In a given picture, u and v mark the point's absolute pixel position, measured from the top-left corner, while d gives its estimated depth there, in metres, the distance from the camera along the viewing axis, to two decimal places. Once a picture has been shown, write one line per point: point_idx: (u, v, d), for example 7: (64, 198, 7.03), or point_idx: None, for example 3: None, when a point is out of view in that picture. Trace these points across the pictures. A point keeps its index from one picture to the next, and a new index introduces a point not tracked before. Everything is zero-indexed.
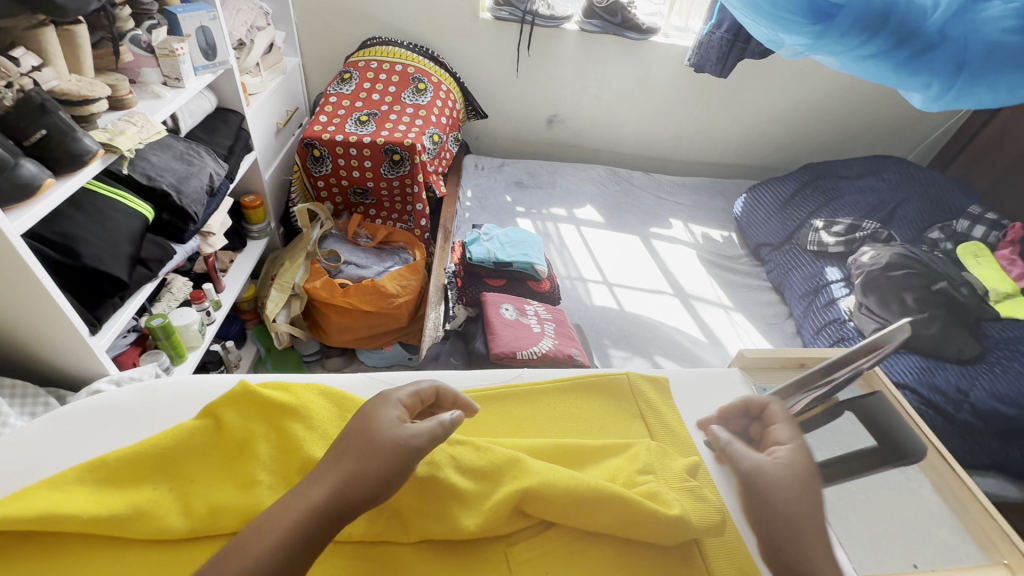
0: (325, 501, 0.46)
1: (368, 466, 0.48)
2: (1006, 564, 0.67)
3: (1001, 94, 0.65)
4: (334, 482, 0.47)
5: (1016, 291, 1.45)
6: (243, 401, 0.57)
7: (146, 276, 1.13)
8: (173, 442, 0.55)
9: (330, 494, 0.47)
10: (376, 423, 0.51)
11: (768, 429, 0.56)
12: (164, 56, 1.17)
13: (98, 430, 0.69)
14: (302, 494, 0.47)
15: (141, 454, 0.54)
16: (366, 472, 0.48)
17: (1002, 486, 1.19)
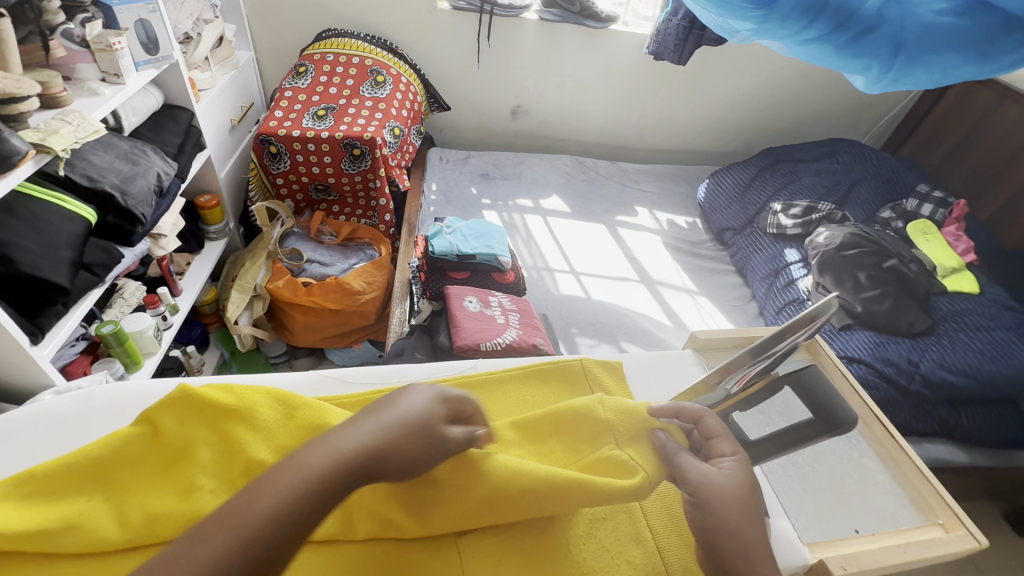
0: (358, 456, 0.43)
1: (406, 449, 0.46)
2: (941, 524, 0.69)
3: (936, 75, 0.69)
4: (373, 444, 0.44)
5: (961, 265, 1.58)
6: (182, 405, 0.56)
7: (93, 281, 1.09)
8: (110, 452, 0.53)
9: (362, 451, 0.44)
10: (424, 408, 0.49)
11: (711, 441, 0.58)
12: (101, 51, 1.11)
13: (31, 441, 0.66)
14: (340, 449, 0.43)
15: (78, 466, 0.52)
16: (402, 451, 0.46)
17: (950, 451, 1.35)
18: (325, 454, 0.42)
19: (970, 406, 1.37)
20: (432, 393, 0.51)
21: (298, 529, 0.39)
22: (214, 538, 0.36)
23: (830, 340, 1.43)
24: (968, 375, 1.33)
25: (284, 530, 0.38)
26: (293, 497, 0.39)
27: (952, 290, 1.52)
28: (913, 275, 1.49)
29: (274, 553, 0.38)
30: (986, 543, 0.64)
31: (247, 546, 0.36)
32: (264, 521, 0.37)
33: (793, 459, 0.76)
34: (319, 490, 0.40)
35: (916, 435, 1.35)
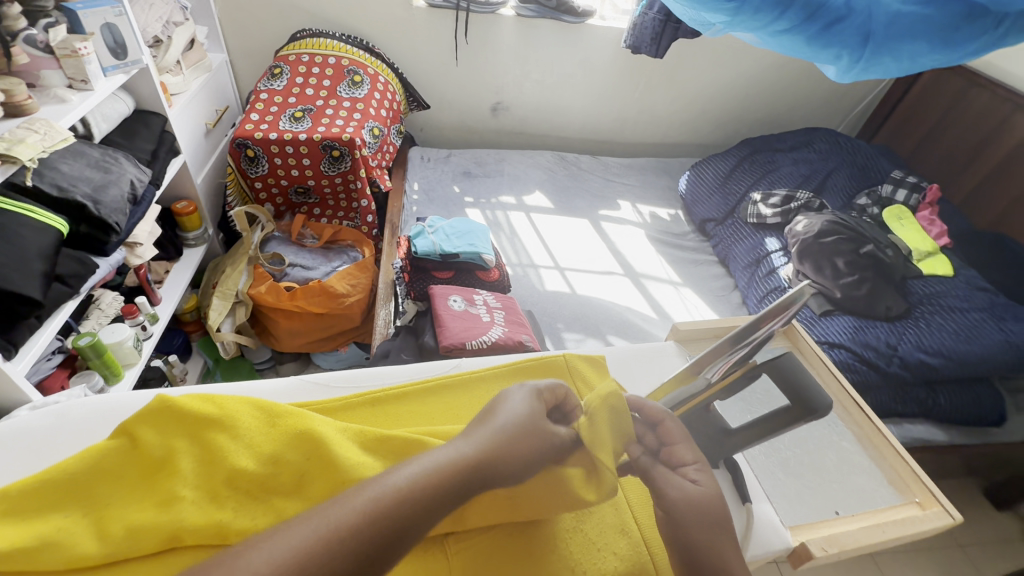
0: (480, 457, 0.44)
1: (519, 458, 0.47)
2: (917, 501, 0.72)
3: (904, 63, 0.70)
4: (491, 446, 0.46)
5: (935, 248, 1.62)
6: (161, 416, 0.55)
7: (66, 293, 1.06)
8: (87, 465, 0.53)
9: (482, 452, 0.45)
10: (528, 410, 0.51)
11: (673, 449, 0.53)
12: (66, 56, 1.09)
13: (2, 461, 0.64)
14: (461, 452, 0.44)
15: (53, 483, 0.52)
16: (521, 452, 0.47)
17: (930, 431, 1.38)
18: (449, 453, 0.44)
19: (946, 386, 1.40)
20: (539, 403, 0.54)
21: (423, 515, 0.39)
22: (346, 507, 0.37)
23: (811, 326, 1.46)
24: (944, 357, 1.36)
25: (412, 503, 0.39)
26: (421, 483, 0.40)
27: (928, 273, 1.56)
28: (889, 259, 1.52)
29: (402, 532, 0.38)
30: (960, 519, 0.66)
31: (379, 519, 0.37)
32: (392, 500, 0.38)
33: (775, 445, 0.78)
34: (445, 480, 0.41)
35: (896, 416, 1.38)
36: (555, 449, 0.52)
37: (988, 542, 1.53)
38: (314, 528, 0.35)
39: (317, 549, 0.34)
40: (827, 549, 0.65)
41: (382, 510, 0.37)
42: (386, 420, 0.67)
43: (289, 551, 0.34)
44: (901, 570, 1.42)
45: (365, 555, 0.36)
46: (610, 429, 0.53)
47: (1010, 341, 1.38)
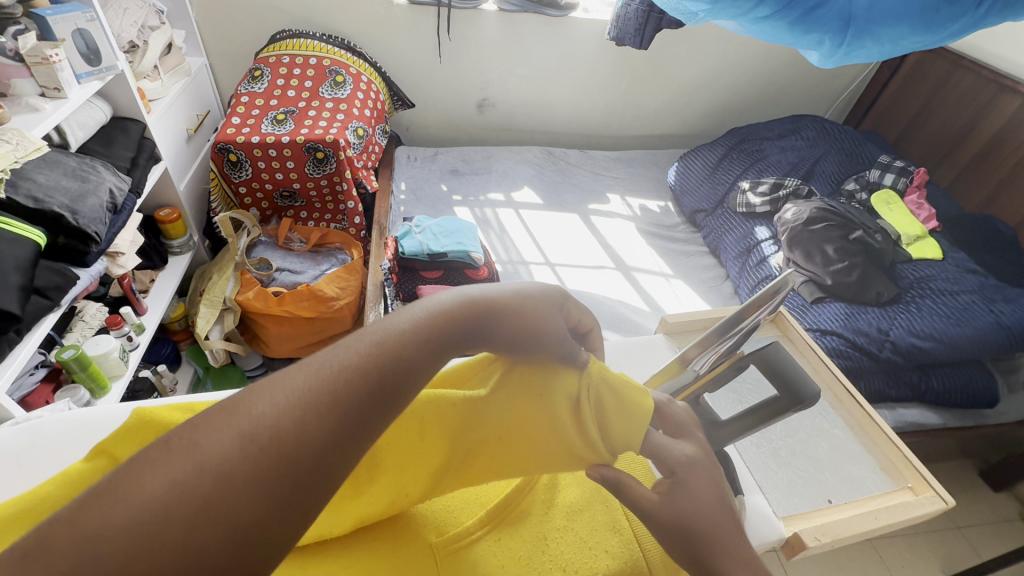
0: (475, 308, 0.45)
1: (514, 324, 0.48)
2: (910, 487, 0.71)
3: (885, 47, 0.70)
4: (488, 301, 0.47)
5: (924, 232, 1.62)
6: (141, 433, 0.48)
7: (46, 306, 1.04)
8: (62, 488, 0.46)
9: (478, 303, 0.46)
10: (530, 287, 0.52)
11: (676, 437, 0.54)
12: (37, 64, 1.06)
13: None
14: (460, 297, 0.45)
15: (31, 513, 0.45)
16: (519, 317, 0.48)
17: (923, 415, 1.38)
18: (449, 297, 0.45)
19: (940, 369, 1.40)
20: (548, 291, 0.53)
21: (428, 354, 0.40)
22: (345, 351, 0.35)
23: (802, 314, 1.45)
24: (936, 340, 1.36)
25: (415, 342, 0.39)
26: (419, 326, 0.40)
27: (917, 257, 1.56)
28: (878, 245, 1.52)
29: (407, 371, 0.37)
30: (953, 503, 0.66)
31: (386, 359, 0.36)
32: (396, 344, 0.38)
33: (766, 435, 0.77)
34: (440, 324, 0.42)
35: (890, 400, 1.38)
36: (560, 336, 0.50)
37: (984, 523, 1.54)
38: (325, 369, 0.33)
39: (330, 382, 0.32)
40: (820, 539, 0.63)
41: (386, 351, 0.37)
42: None
43: (303, 392, 0.31)
44: (898, 553, 1.42)
45: (380, 390, 0.35)
46: (620, 426, 0.50)
47: (1001, 322, 1.38)
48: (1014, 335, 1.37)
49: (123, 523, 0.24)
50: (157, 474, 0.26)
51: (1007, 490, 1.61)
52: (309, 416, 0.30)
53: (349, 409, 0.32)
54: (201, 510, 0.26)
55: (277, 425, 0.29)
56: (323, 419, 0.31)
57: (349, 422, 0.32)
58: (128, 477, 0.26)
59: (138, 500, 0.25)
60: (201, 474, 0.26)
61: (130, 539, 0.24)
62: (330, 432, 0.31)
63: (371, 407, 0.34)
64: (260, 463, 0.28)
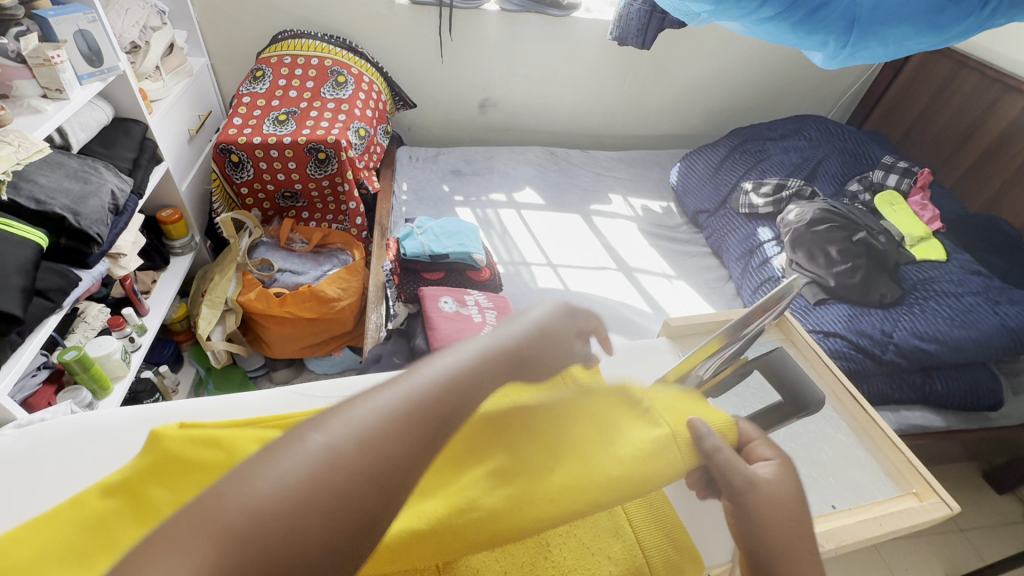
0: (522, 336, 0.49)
1: (554, 352, 0.52)
2: (914, 492, 0.72)
3: (891, 48, 0.70)
4: (530, 330, 0.50)
5: (928, 233, 1.61)
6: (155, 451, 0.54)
7: (49, 307, 1.04)
8: (75, 517, 0.50)
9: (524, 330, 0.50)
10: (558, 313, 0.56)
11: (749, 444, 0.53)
12: (39, 65, 1.06)
13: None
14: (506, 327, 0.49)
15: (49, 546, 0.47)
16: (551, 343, 0.52)
17: (927, 417, 1.38)
18: (494, 333, 0.48)
19: (943, 371, 1.39)
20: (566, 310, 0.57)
21: (488, 379, 0.43)
22: (424, 374, 0.39)
23: (805, 316, 1.45)
24: (940, 342, 1.36)
25: (480, 369, 0.42)
26: (482, 353, 0.44)
27: (920, 259, 1.55)
28: (882, 246, 1.51)
29: (472, 396, 0.41)
30: (958, 509, 0.66)
31: (454, 385, 0.39)
32: (461, 371, 0.41)
33: None
34: (495, 352, 0.45)
35: (893, 402, 1.37)
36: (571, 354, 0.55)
37: (988, 526, 1.53)
38: (405, 389, 0.37)
39: (414, 401, 0.36)
40: (824, 545, 0.60)
41: (458, 376, 0.40)
42: None
43: (391, 408, 0.35)
44: (902, 556, 1.42)
45: (452, 412, 0.38)
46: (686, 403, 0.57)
47: (1005, 324, 1.37)
48: (1019, 338, 1.37)
49: (261, 505, 0.29)
50: (278, 470, 0.31)
51: (1010, 493, 1.61)
52: (395, 428, 0.34)
53: (426, 426, 0.36)
54: (315, 497, 0.30)
55: (373, 435, 0.33)
56: (407, 432, 0.35)
57: (426, 437, 0.36)
58: (252, 473, 0.31)
59: (266, 487, 0.30)
60: (314, 472, 0.30)
61: (259, 518, 0.29)
62: (412, 442, 0.35)
63: (445, 426, 0.37)
64: (363, 462, 0.32)
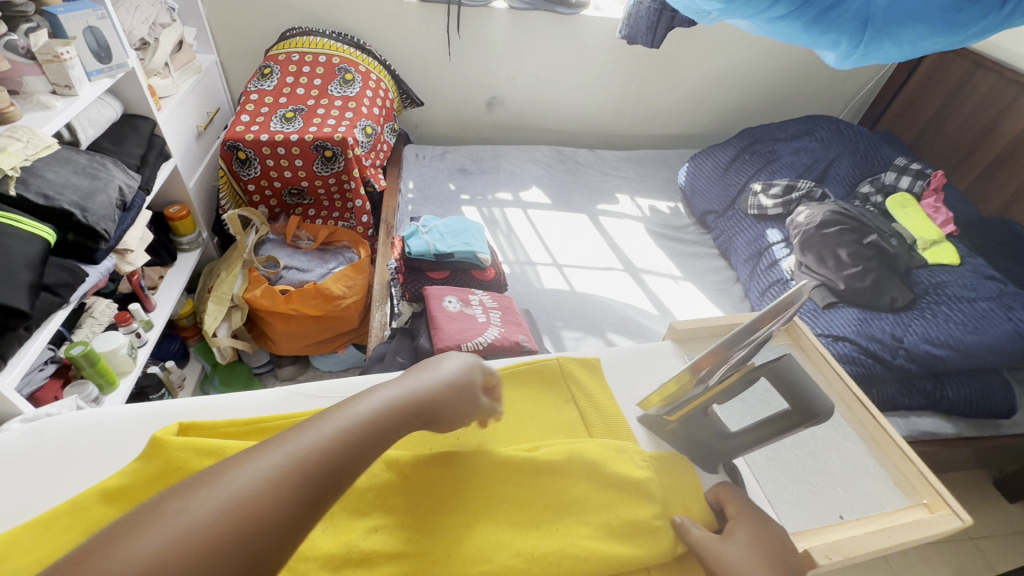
0: (424, 391, 0.51)
1: (459, 401, 0.54)
2: (925, 504, 0.68)
3: (905, 48, 0.68)
4: (435, 385, 0.52)
5: (941, 236, 1.58)
6: (153, 454, 0.54)
7: (55, 302, 1.05)
8: (76, 523, 0.50)
9: (426, 383, 0.52)
10: (467, 368, 0.58)
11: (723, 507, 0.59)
12: (48, 62, 1.07)
13: None
14: (412, 383, 0.51)
15: (50, 554, 0.48)
16: (455, 397, 0.54)
17: (937, 424, 1.36)
18: (399, 387, 0.49)
19: (954, 378, 1.37)
20: (477, 365, 0.59)
21: (381, 438, 0.44)
22: (319, 433, 0.41)
23: (813, 320, 1.43)
24: (951, 348, 1.33)
25: (371, 430, 0.44)
26: (380, 413, 0.45)
27: (933, 263, 1.53)
28: (893, 249, 1.49)
29: (363, 455, 0.42)
30: (971, 522, 0.62)
31: (344, 445, 0.41)
32: (356, 429, 0.43)
33: (775, 447, 0.75)
34: (394, 410, 0.47)
35: (902, 409, 1.35)
36: (475, 407, 0.57)
37: (1000, 535, 1.51)
38: (295, 450, 0.39)
39: (301, 461, 0.38)
40: (831, 557, 0.59)
41: (352, 436, 0.42)
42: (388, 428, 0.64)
43: (275, 471, 0.37)
44: (910, 565, 1.40)
45: (338, 474, 0.40)
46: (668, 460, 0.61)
47: (1019, 330, 1.35)
48: None
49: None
50: (151, 534, 0.32)
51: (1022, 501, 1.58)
52: (270, 496, 0.35)
53: (312, 488, 0.38)
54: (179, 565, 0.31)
55: (249, 500, 0.35)
56: (288, 495, 0.36)
57: (310, 499, 0.37)
58: (121, 539, 0.31)
59: (133, 554, 0.30)
60: (181, 545, 0.31)
61: None
62: (293, 503, 0.36)
63: (327, 489, 0.39)
64: (234, 528, 0.33)
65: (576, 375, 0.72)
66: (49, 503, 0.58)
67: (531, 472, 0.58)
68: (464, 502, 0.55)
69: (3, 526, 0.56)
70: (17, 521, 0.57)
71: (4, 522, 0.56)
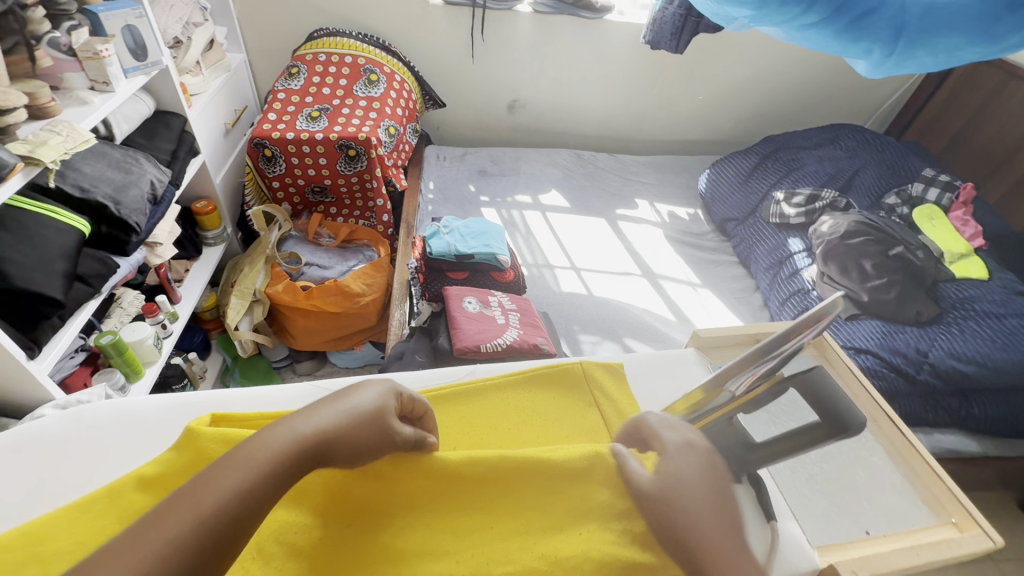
0: (313, 440, 0.45)
1: (365, 438, 0.49)
2: (953, 523, 0.68)
3: (939, 57, 0.67)
4: (329, 430, 0.46)
5: (969, 250, 1.55)
6: (186, 448, 0.55)
7: (89, 292, 1.08)
8: (112, 510, 0.51)
9: (315, 429, 0.46)
10: (378, 401, 0.51)
11: (661, 437, 0.54)
12: (88, 59, 1.10)
13: (17, 468, 0.61)
14: (297, 432, 0.45)
15: (88, 538, 0.49)
16: (356, 438, 0.48)
17: (962, 441, 1.33)
18: (280, 438, 0.44)
19: (981, 395, 1.34)
20: (390, 396, 0.53)
21: (252, 511, 0.40)
22: (171, 526, 0.36)
23: (835, 331, 1.41)
24: (979, 364, 1.31)
25: (235, 506, 0.39)
26: (250, 482, 0.40)
27: (960, 276, 1.50)
28: (919, 262, 1.46)
29: (228, 537, 0.38)
30: (1002, 544, 0.62)
31: (202, 532, 0.37)
32: (217, 510, 0.38)
33: (800, 460, 0.75)
34: (270, 472, 0.42)
35: (926, 425, 1.33)
36: (388, 442, 0.51)
37: None
38: (146, 548, 0.35)
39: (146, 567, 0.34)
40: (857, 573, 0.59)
41: (215, 518, 0.38)
42: None
43: None
44: None
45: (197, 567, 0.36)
46: None
47: None
48: None
49: None
50: None
51: None
52: None
53: None
54: None
55: None
56: None
57: None
58: None
59: None
60: None
61: None
62: None
63: None
64: None
65: (600, 381, 0.72)
66: (86, 487, 0.60)
67: (553, 477, 0.57)
68: (484, 504, 0.56)
69: (42, 509, 0.58)
70: (55, 505, 0.59)
71: (43, 505, 0.58)
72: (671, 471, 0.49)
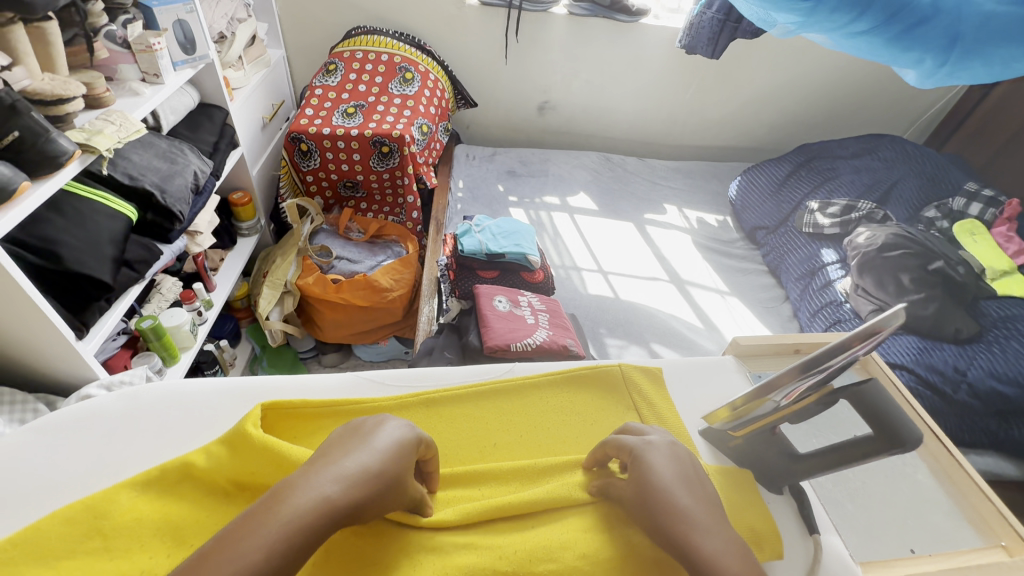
0: (344, 501, 0.43)
1: (387, 496, 0.46)
2: (1003, 546, 0.66)
3: (997, 68, 0.63)
4: (358, 490, 0.44)
5: (1012, 268, 1.51)
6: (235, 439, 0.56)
7: (133, 278, 1.11)
8: (165, 491, 0.54)
9: (345, 490, 0.43)
10: (399, 450, 0.49)
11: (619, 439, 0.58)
12: (141, 51, 1.13)
13: (76, 442, 0.64)
14: (327, 494, 0.42)
15: (144, 518, 0.52)
16: (381, 496, 0.46)
17: (1000, 464, 1.29)
18: (307, 500, 0.41)
19: None
20: (410, 444, 0.50)
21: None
22: None
23: None
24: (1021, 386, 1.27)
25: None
26: (277, 551, 0.38)
27: (1002, 294, 1.45)
28: (960, 278, 1.42)
29: None
30: None
31: None
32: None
33: (842, 474, 0.73)
34: (299, 540, 0.39)
35: (962, 445, 1.30)
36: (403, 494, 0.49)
37: None
38: None
39: None
40: None
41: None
42: (453, 425, 0.66)
43: None
44: None
45: None
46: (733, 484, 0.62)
47: None
48: None
49: None
50: None
51: None
52: None
53: None
54: None
55: None
56: None
57: None
58: None
59: None
60: None
61: None
62: None
63: None
64: None
65: (639, 385, 0.72)
66: (137, 467, 0.62)
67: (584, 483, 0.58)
68: (526, 503, 0.56)
69: (99, 483, 0.61)
70: (111, 480, 0.61)
71: (101, 479, 0.61)
72: (637, 474, 0.53)
